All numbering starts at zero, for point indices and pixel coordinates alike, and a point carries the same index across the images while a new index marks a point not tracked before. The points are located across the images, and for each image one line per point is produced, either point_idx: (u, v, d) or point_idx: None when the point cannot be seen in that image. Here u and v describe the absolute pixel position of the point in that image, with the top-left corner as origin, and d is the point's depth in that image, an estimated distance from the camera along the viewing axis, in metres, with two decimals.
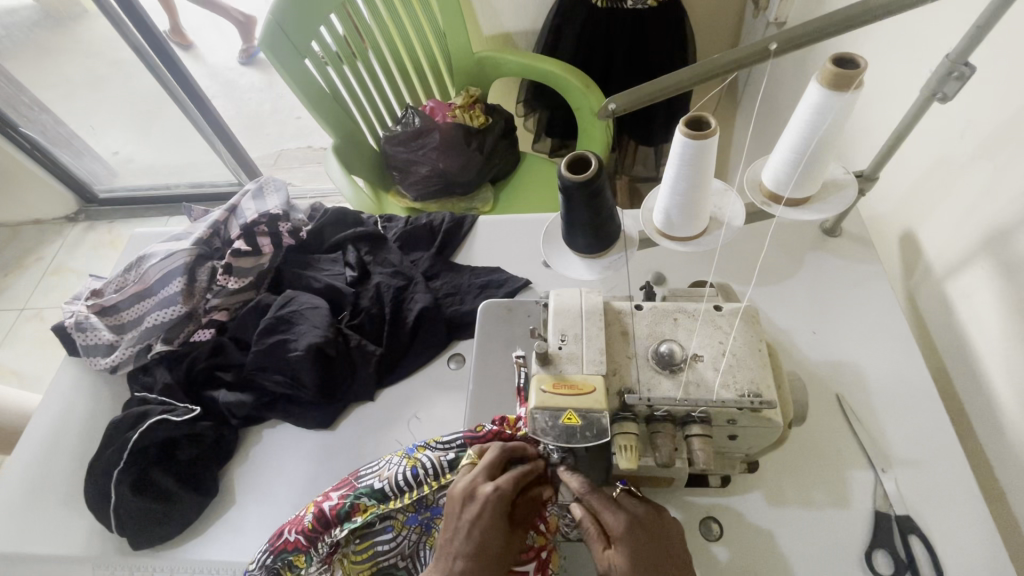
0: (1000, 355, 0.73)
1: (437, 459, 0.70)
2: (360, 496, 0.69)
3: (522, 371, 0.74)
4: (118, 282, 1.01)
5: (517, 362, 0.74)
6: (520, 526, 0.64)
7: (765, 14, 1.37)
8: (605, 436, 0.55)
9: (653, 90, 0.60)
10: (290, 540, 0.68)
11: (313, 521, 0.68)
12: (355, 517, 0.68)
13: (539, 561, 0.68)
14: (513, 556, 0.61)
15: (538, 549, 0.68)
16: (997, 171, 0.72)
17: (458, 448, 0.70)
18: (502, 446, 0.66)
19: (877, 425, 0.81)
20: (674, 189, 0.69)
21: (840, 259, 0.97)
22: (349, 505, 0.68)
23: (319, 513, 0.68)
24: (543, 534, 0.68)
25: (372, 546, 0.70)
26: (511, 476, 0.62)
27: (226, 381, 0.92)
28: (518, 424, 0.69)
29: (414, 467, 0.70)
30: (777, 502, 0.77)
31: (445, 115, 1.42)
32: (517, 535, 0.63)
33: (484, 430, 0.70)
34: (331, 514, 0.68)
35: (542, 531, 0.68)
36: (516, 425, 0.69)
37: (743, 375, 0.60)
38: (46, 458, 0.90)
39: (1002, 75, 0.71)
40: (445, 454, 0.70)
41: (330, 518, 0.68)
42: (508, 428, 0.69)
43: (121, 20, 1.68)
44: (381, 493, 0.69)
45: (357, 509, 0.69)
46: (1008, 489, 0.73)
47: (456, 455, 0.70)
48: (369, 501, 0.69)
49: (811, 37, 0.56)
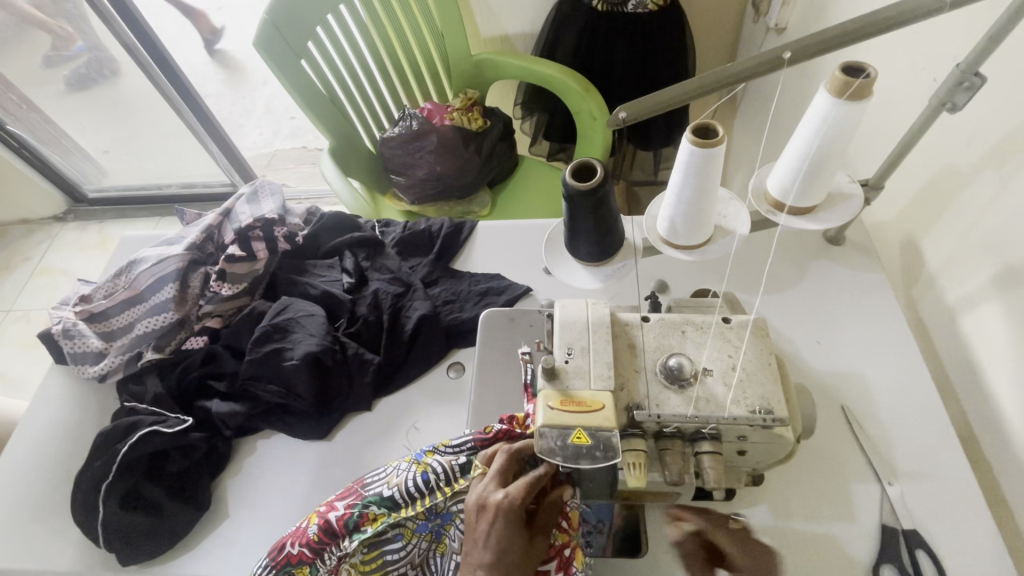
0: (1005, 368, 0.72)
1: (448, 463, 0.67)
2: (368, 505, 0.66)
3: (529, 366, 0.72)
4: (107, 288, 0.97)
5: (524, 360, 0.72)
6: (539, 532, 0.62)
7: (765, 19, 1.36)
8: (614, 457, 0.53)
9: (657, 102, 0.59)
10: (293, 554, 0.65)
11: (318, 533, 0.65)
12: (365, 527, 0.65)
13: (561, 560, 0.64)
14: (532, 563, 0.60)
15: (560, 548, 0.64)
16: (1003, 182, 0.72)
17: (469, 451, 0.68)
18: (510, 453, 0.63)
19: (881, 436, 0.80)
20: (680, 199, 0.68)
21: (844, 268, 0.96)
22: (357, 515, 0.65)
23: (325, 525, 0.65)
24: (564, 531, 0.64)
25: (381, 555, 0.67)
26: (522, 484, 0.60)
27: (219, 391, 0.90)
28: (525, 422, 0.67)
29: (424, 473, 0.66)
30: (783, 517, 0.75)
31: (442, 118, 1.38)
32: (536, 541, 0.61)
33: (494, 430, 0.67)
34: (337, 525, 0.65)
35: (564, 528, 0.64)
36: (525, 423, 0.67)
37: (753, 391, 0.58)
38: (31, 470, 0.87)
39: (1007, 83, 0.70)
40: (456, 458, 0.67)
41: (338, 529, 0.65)
42: (518, 426, 0.67)
43: (111, 17, 1.64)
44: (391, 501, 0.66)
45: (366, 518, 0.65)
46: (1013, 502, 0.72)
47: (467, 459, 0.67)
48: (378, 510, 0.65)
49: (825, 47, 0.54)
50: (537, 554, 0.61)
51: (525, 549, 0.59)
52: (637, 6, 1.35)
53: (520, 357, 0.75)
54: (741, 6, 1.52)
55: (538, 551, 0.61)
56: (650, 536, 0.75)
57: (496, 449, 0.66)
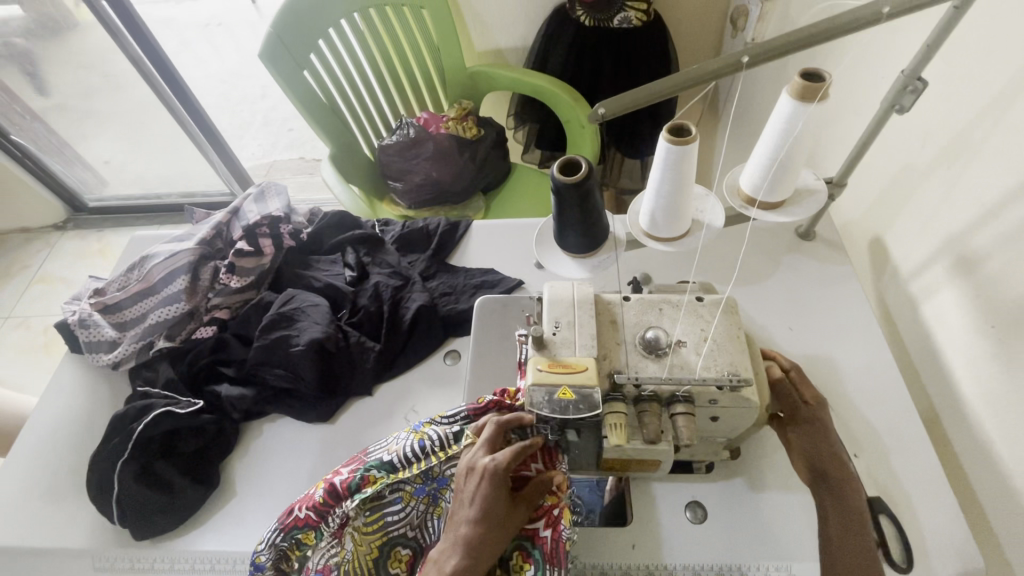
0: (961, 348, 0.79)
1: (443, 431, 0.73)
2: (369, 469, 0.71)
3: (522, 345, 0.76)
4: (121, 282, 1.03)
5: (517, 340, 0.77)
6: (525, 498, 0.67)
7: (743, 34, 1.45)
8: (596, 409, 0.60)
9: (634, 98, 0.64)
10: (300, 518, 0.70)
11: (323, 496, 0.69)
12: (366, 488, 0.70)
13: (550, 518, 0.68)
14: (512, 524, 0.65)
15: (548, 509, 0.69)
16: (952, 178, 0.79)
17: (463, 421, 0.74)
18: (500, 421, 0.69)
19: (851, 414, 0.86)
20: (659, 192, 0.71)
21: (814, 261, 1.03)
22: (359, 478, 0.70)
23: (330, 488, 0.70)
24: (553, 494, 0.69)
25: (381, 517, 0.72)
26: (509, 450, 0.65)
27: (228, 376, 0.96)
28: (517, 395, 0.72)
29: (421, 440, 0.72)
30: (759, 487, 0.80)
31: (438, 127, 1.46)
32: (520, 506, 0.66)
33: (486, 400, 0.72)
34: (341, 487, 0.69)
35: (553, 492, 0.69)
36: (515, 395, 0.73)
37: (723, 359, 0.66)
38: (47, 453, 0.92)
39: (953, 89, 0.78)
40: (451, 427, 0.73)
41: (341, 491, 0.69)
42: (508, 399, 0.73)
43: (120, 32, 1.71)
44: (390, 465, 0.71)
45: (367, 481, 0.70)
46: (971, 472, 0.78)
47: (461, 427, 0.73)
48: (379, 473, 0.70)
49: (777, 53, 0.61)
50: (520, 516, 0.66)
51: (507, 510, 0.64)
52: (623, 22, 1.43)
53: (514, 338, 0.79)
54: (720, 23, 1.61)
55: (521, 515, 0.66)
56: (636, 508, 0.79)
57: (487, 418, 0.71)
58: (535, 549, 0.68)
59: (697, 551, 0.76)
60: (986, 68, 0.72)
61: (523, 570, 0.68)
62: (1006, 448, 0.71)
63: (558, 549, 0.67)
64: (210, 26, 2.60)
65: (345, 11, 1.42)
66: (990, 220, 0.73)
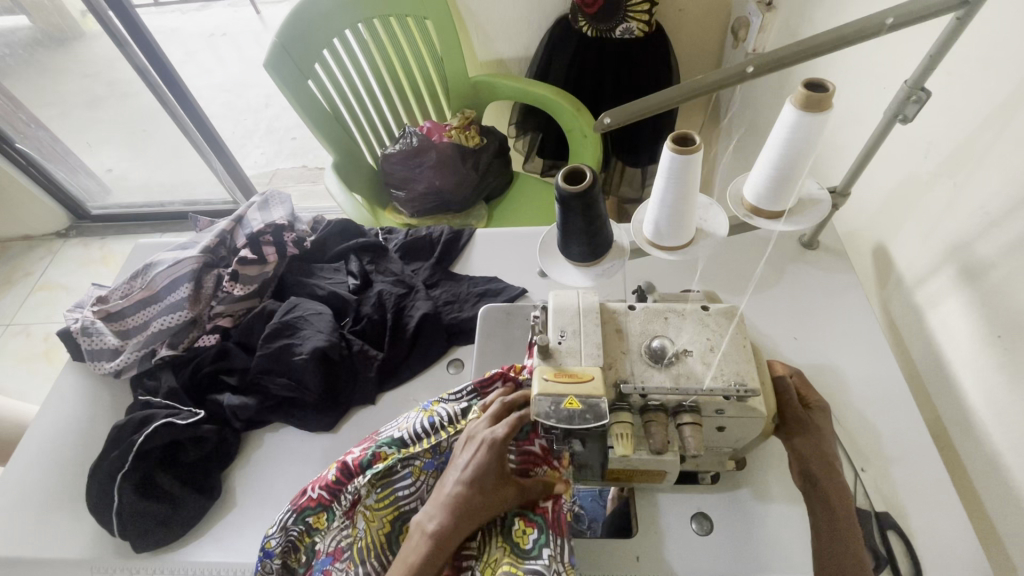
0: (968, 358, 0.78)
1: (452, 408, 0.75)
2: (381, 446, 0.71)
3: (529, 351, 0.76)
4: (123, 290, 1.03)
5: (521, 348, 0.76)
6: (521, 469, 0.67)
7: (744, 44, 1.46)
8: (603, 419, 0.60)
9: (639, 108, 0.63)
10: (313, 498, 0.71)
11: (336, 474, 0.70)
12: (377, 464, 0.70)
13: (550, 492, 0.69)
14: (502, 493, 0.65)
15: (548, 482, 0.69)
16: (955, 187, 0.79)
17: (469, 397, 0.76)
18: (503, 399, 0.70)
19: (857, 426, 0.85)
20: (662, 203, 0.70)
21: (818, 270, 1.03)
22: (371, 454, 0.71)
23: (342, 466, 0.70)
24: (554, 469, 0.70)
25: (392, 493, 0.71)
26: (508, 423, 0.67)
27: (230, 385, 0.95)
28: (521, 370, 0.75)
29: (430, 417, 0.73)
30: (765, 497, 0.79)
31: (441, 135, 1.46)
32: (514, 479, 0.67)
33: (491, 372, 0.75)
34: (353, 465, 0.70)
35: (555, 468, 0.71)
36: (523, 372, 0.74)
37: (730, 368, 0.66)
38: (47, 463, 0.91)
39: (955, 99, 0.78)
40: (458, 403, 0.75)
41: (353, 468, 0.70)
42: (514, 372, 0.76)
43: (124, 41, 1.72)
44: (400, 441, 0.72)
45: (378, 457, 0.71)
46: (979, 485, 0.77)
47: (467, 404, 0.76)
48: (389, 449, 0.71)
49: (782, 64, 0.60)
50: (513, 487, 0.66)
51: (498, 478, 0.65)
52: (624, 33, 1.42)
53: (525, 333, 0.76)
54: (720, 34, 1.62)
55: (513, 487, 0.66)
56: (641, 512, 0.79)
57: (494, 395, 0.73)
58: (536, 515, 0.67)
59: (706, 560, 0.75)
60: (988, 78, 0.72)
61: (526, 535, 0.66)
62: (1015, 459, 0.70)
63: (560, 521, 0.68)
64: (214, 36, 2.62)
65: (349, 22, 1.43)
66: (994, 230, 0.73)
